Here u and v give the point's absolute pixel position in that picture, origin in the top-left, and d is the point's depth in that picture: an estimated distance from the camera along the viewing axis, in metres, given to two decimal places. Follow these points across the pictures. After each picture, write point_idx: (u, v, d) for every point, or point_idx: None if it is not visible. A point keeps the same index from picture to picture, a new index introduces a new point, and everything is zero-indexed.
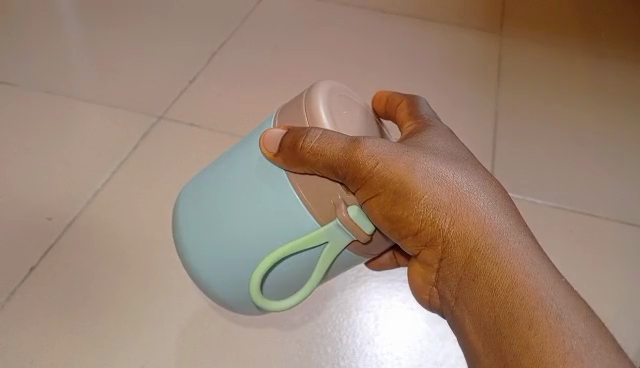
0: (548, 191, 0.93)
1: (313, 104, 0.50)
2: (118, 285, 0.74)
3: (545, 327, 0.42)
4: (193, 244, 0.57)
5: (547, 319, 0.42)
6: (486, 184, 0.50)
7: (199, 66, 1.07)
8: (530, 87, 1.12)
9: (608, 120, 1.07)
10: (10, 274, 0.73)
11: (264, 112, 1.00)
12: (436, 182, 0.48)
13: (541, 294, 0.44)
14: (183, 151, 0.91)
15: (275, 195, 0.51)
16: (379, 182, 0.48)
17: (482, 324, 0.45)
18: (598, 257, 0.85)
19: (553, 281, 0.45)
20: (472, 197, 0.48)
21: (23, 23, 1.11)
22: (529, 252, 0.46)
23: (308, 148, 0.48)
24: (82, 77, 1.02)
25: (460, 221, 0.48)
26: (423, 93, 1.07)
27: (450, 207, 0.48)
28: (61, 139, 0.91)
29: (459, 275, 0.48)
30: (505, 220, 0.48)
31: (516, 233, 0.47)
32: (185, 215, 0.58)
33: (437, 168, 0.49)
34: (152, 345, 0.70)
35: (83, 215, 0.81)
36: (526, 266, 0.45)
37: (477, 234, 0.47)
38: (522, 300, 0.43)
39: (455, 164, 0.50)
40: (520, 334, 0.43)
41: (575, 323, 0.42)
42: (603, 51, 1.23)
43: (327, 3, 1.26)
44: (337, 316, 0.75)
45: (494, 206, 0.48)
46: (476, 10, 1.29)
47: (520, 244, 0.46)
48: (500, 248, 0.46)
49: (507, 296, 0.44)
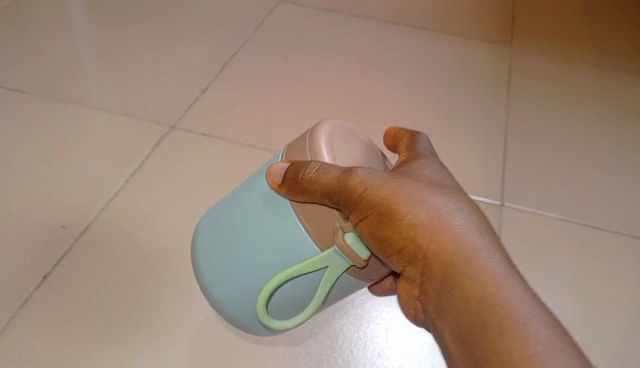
0: (558, 204, 0.93)
1: (315, 140, 0.52)
2: (129, 294, 0.75)
3: (512, 333, 0.42)
4: (206, 271, 0.59)
5: (515, 327, 0.42)
6: (465, 204, 0.50)
7: (211, 76, 1.08)
8: (540, 98, 1.12)
9: (619, 132, 1.07)
10: (25, 282, 0.74)
11: (275, 123, 1.01)
12: (418, 202, 0.48)
13: (513, 307, 0.44)
14: (195, 160, 0.92)
15: (281, 223, 0.53)
16: (367, 204, 0.48)
17: (458, 332, 0.45)
18: (610, 268, 0.85)
19: (523, 293, 0.45)
20: (450, 216, 0.48)
21: (39, 33, 1.13)
22: (501, 267, 0.46)
23: (307, 179, 0.49)
24: (96, 86, 1.03)
25: (438, 239, 0.47)
26: (434, 105, 1.08)
27: (429, 228, 0.47)
28: (74, 148, 0.92)
29: (436, 290, 0.48)
30: (480, 238, 0.48)
31: (490, 250, 0.47)
32: (199, 244, 0.60)
33: (418, 189, 0.49)
34: (163, 354, 0.70)
35: (95, 224, 0.81)
36: (499, 281, 0.45)
37: (453, 250, 0.47)
38: (494, 310, 0.44)
39: (438, 186, 0.50)
40: (491, 343, 0.43)
41: (541, 329, 0.43)
42: (613, 63, 1.23)
43: (338, 14, 1.28)
44: (349, 328, 0.75)
45: (472, 225, 0.48)
46: (485, 22, 1.30)
47: (494, 260, 0.46)
48: (475, 263, 0.46)
49: (479, 307, 0.44)
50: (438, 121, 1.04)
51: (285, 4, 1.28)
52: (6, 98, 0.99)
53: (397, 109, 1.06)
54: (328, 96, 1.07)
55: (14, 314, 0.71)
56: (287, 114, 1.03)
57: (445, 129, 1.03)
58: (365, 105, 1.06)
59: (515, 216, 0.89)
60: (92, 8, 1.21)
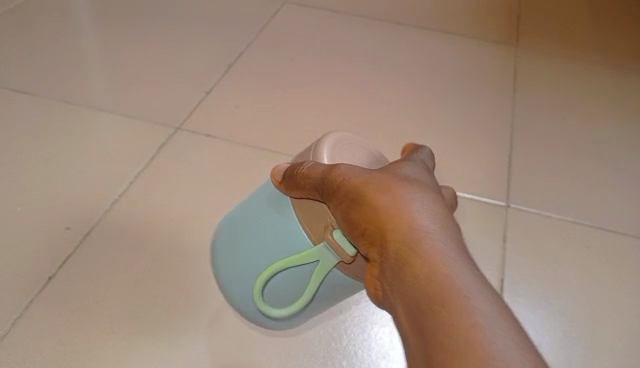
0: (565, 206, 0.91)
1: (318, 150, 0.59)
2: (133, 293, 0.75)
3: (453, 308, 0.40)
4: (222, 256, 0.66)
5: (456, 301, 0.40)
6: (430, 196, 0.49)
7: (216, 77, 1.08)
8: (546, 97, 1.12)
9: (628, 129, 1.06)
10: (30, 282, 0.74)
11: (280, 123, 1.01)
12: (382, 190, 0.49)
13: (455, 282, 0.41)
14: (200, 161, 0.92)
15: (282, 217, 0.59)
16: (342, 193, 0.50)
17: (405, 312, 0.43)
18: (621, 262, 0.83)
19: (472, 275, 0.43)
20: (409, 200, 0.48)
21: (46, 35, 1.13)
22: (454, 250, 0.44)
23: (300, 174, 0.55)
24: (102, 88, 1.04)
25: (392, 217, 0.47)
26: (439, 105, 1.07)
27: (385, 208, 0.48)
28: (79, 149, 0.92)
29: (390, 270, 0.47)
30: (436, 222, 0.47)
31: (446, 235, 0.46)
32: (221, 234, 0.67)
33: (385, 179, 0.50)
34: (168, 353, 0.70)
35: (100, 225, 0.82)
36: (446, 258, 0.43)
37: (405, 227, 0.46)
38: (438, 286, 0.41)
39: (408, 179, 0.50)
40: (428, 313, 0.41)
41: (483, 306, 0.40)
42: (620, 62, 1.23)
43: (343, 16, 1.28)
44: (353, 329, 0.75)
45: (432, 213, 0.47)
46: (491, 24, 1.30)
47: (445, 241, 0.45)
48: (427, 245, 0.44)
49: (425, 283, 0.42)
50: (443, 121, 1.04)
51: (290, 6, 1.29)
52: (12, 100, 0.99)
53: (402, 109, 1.06)
54: (333, 96, 1.07)
55: (20, 315, 0.71)
56: (291, 115, 1.02)
57: (450, 129, 1.02)
58: (370, 106, 1.06)
59: (521, 219, 0.87)
60: (99, 10, 1.22)
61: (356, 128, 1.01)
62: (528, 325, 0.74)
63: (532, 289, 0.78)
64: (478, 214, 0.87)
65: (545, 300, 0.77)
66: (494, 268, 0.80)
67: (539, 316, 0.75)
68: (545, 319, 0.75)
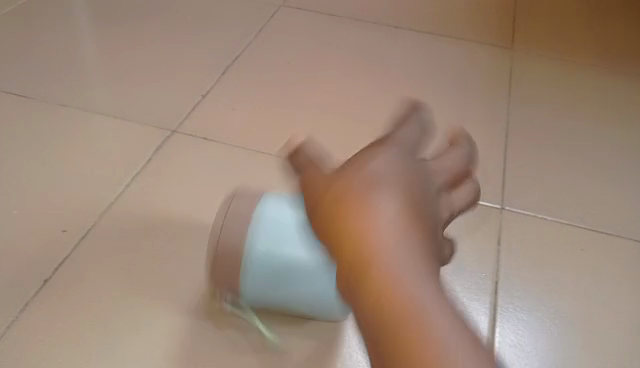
0: (560, 208, 0.91)
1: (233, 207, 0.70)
2: (128, 294, 0.75)
3: (398, 326, 0.43)
4: None
5: (401, 318, 0.43)
6: (388, 200, 0.52)
7: (213, 79, 1.09)
8: (541, 99, 1.12)
9: (623, 129, 1.07)
10: (25, 286, 0.74)
11: (276, 126, 1.01)
12: (343, 202, 0.53)
13: (400, 296, 0.44)
14: (196, 163, 0.93)
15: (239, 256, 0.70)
16: (315, 206, 0.55)
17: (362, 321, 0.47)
18: (615, 262, 0.83)
19: (420, 285, 0.46)
20: (366, 208, 0.51)
21: (42, 38, 1.14)
22: (404, 257, 0.47)
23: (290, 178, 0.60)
24: (98, 91, 1.04)
25: (345, 226, 0.51)
26: (434, 107, 1.08)
27: (343, 218, 0.51)
28: (75, 152, 0.92)
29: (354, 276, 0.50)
30: (391, 227, 0.50)
31: (398, 241, 0.49)
32: None
33: (346, 190, 0.53)
34: (163, 352, 0.69)
35: (96, 228, 0.82)
36: (395, 268, 0.46)
37: (356, 235, 0.49)
38: (384, 301, 0.45)
39: (369, 183, 0.54)
40: (378, 327, 0.44)
41: (426, 319, 0.43)
42: (615, 63, 1.23)
43: (339, 19, 1.28)
44: (347, 330, 0.72)
45: (388, 217, 0.51)
46: (486, 27, 1.31)
47: (396, 248, 0.48)
48: (377, 253, 0.48)
49: (373, 298, 0.45)
50: (439, 123, 1.04)
51: (287, 10, 1.29)
52: (8, 103, 0.99)
53: (398, 111, 1.06)
54: (329, 99, 1.07)
55: (16, 318, 0.71)
56: (287, 118, 1.03)
57: (445, 131, 1.03)
58: (365, 108, 1.06)
59: (515, 222, 0.88)
60: (96, 14, 1.22)
61: (352, 130, 1.01)
62: (522, 326, 0.74)
63: (526, 292, 0.78)
64: (473, 217, 0.88)
65: (540, 302, 0.77)
66: (489, 270, 0.80)
67: (533, 317, 0.75)
68: (539, 320, 0.75)
